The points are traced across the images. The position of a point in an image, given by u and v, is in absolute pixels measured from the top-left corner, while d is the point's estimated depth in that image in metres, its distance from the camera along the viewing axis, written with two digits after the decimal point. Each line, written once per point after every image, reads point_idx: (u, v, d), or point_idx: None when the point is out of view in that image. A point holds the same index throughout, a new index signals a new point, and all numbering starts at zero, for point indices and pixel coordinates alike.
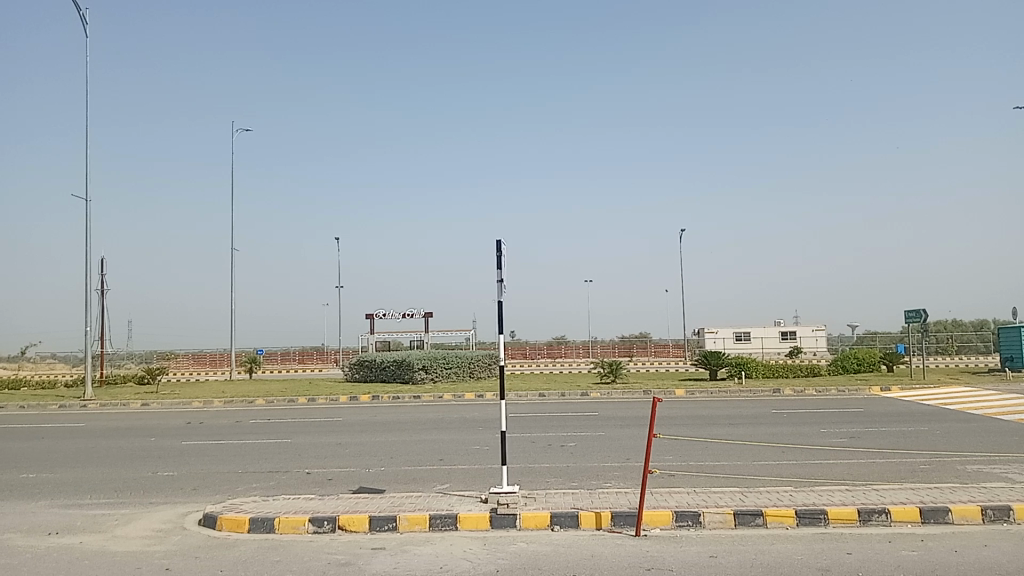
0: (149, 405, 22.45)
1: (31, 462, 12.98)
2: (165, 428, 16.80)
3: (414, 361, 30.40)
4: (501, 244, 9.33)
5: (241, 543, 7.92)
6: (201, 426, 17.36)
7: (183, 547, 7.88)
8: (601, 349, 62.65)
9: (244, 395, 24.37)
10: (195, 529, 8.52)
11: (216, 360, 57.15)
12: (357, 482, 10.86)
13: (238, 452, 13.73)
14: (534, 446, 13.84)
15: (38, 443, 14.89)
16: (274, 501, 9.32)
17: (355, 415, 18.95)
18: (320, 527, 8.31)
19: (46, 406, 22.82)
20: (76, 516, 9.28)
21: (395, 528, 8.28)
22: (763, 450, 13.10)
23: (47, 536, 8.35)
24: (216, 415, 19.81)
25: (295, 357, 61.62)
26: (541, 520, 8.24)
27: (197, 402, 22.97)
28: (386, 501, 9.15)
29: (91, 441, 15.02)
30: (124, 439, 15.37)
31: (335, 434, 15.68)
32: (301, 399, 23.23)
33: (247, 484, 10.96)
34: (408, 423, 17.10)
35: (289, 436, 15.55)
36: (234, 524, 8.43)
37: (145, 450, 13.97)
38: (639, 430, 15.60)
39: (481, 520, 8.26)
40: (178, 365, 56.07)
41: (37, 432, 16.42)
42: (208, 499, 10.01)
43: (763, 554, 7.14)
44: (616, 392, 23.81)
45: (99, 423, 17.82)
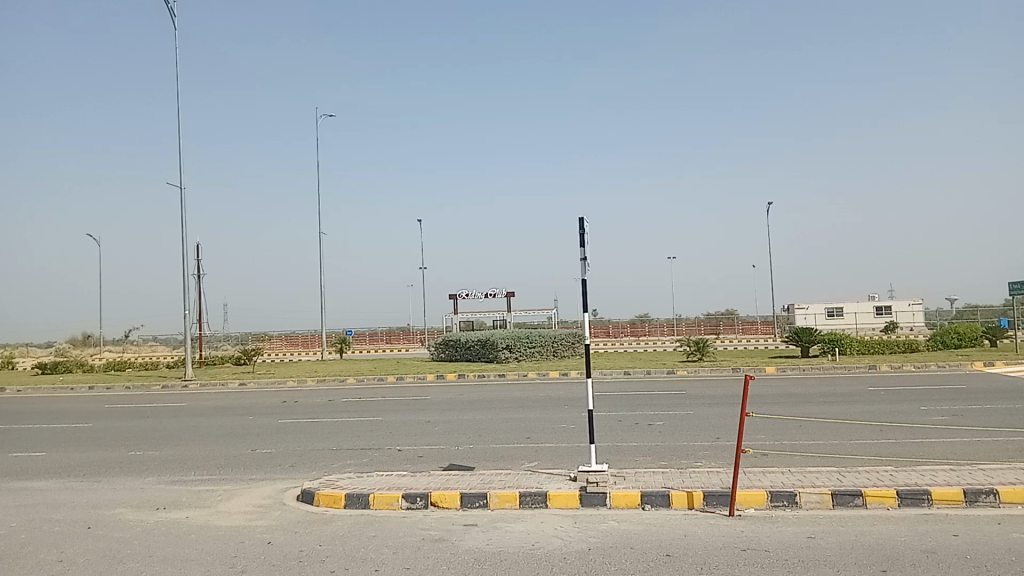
0: (246, 385, 23.23)
1: (139, 440, 13.65)
2: (261, 407, 17.39)
3: (498, 340, 30.58)
4: (582, 222, 9.27)
5: (338, 519, 8.14)
6: (295, 404, 17.89)
7: (283, 522, 8.14)
8: (687, 327, 61.83)
9: (334, 374, 25.04)
10: (294, 505, 8.79)
11: (308, 341, 58.86)
12: (446, 460, 11.01)
13: (330, 431, 14.08)
14: (621, 425, 13.76)
15: (145, 422, 15.63)
16: (368, 478, 9.53)
17: (442, 395, 19.17)
18: (413, 503, 8.47)
19: (150, 387, 23.91)
20: (182, 492, 9.69)
21: (485, 505, 8.38)
22: (859, 430, 12.71)
23: (156, 511, 8.76)
24: (308, 394, 20.37)
25: (383, 337, 62.95)
26: (631, 498, 8.20)
27: (291, 381, 23.66)
28: (477, 478, 9.25)
29: (193, 419, 15.68)
30: (224, 417, 15.98)
31: (423, 413, 15.91)
32: (390, 378, 23.70)
33: (342, 461, 11.26)
34: (495, 402, 17.23)
35: (379, 414, 15.87)
36: (330, 500, 8.66)
37: (243, 428, 14.48)
38: (727, 408, 15.36)
39: (571, 499, 8.27)
40: (272, 345, 58.09)
41: (145, 411, 17.26)
42: (304, 476, 10.33)
43: (862, 535, 6.94)
44: (704, 370, 23.47)
45: (201, 402, 18.56)
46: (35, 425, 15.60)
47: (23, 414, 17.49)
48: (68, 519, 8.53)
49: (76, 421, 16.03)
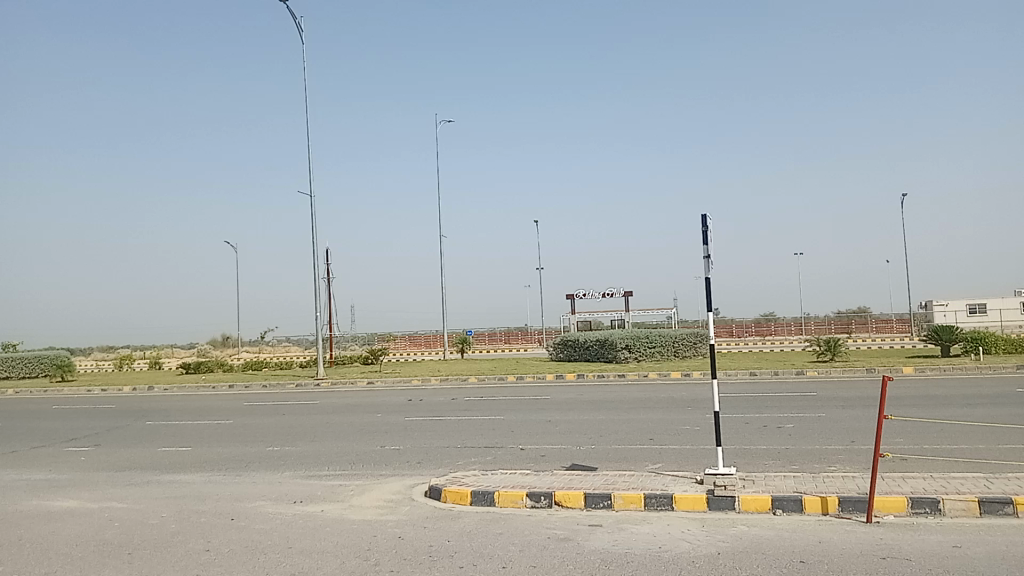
0: (373, 383, 24.02)
1: (276, 436, 14.33)
2: (388, 405, 17.91)
3: (617, 340, 30.42)
4: (705, 219, 9.10)
5: (465, 516, 8.30)
6: (420, 402, 18.37)
7: (413, 517, 8.37)
8: (815, 326, 59.54)
9: (457, 373, 25.53)
10: (423, 501, 9.02)
11: (430, 341, 60.23)
12: (569, 460, 11.03)
13: (454, 429, 14.36)
14: (748, 427, 13.42)
15: (282, 419, 16.40)
16: (493, 476, 9.68)
17: (563, 394, 19.20)
18: (538, 502, 8.54)
19: (285, 385, 25.10)
20: (318, 485, 10.12)
21: (610, 506, 8.35)
22: (1010, 434, 11.90)
23: (293, 504, 9.18)
24: (432, 393, 20.87)
25: (503, 338, 63.70)
26: (762, 503, 7.98)
27: (416, 380, 24.31)
28: (601, 479, 9.23)
29: (325, 417, 16.33)
30: (353, 415, 16.57)
31: (545, 413, 15.98)
32: (511, 378, 23.98)
33: (467, 459, 11.47)
34: (617, 402, 17.12)
35: (501, 413, 16.07)
36: (457, 497, 8.84)
37: (372, 426, 14.96)
38: (861, 410, 14.71)
39: (698, 502, 8.13)
40: (396, 345, 59.81)
41: (280, 409, 18.12)
42: (431, 472, 10.58)
43: (1015, 546, 6.49)
44: (835, 370, 22.53)
45: (331, 400, 19.29)
46: (183, 421, 16.63)
47: (172, 411, 18.69)
48: (214, 510, 9.06)
49: (219, 417, 17.00)
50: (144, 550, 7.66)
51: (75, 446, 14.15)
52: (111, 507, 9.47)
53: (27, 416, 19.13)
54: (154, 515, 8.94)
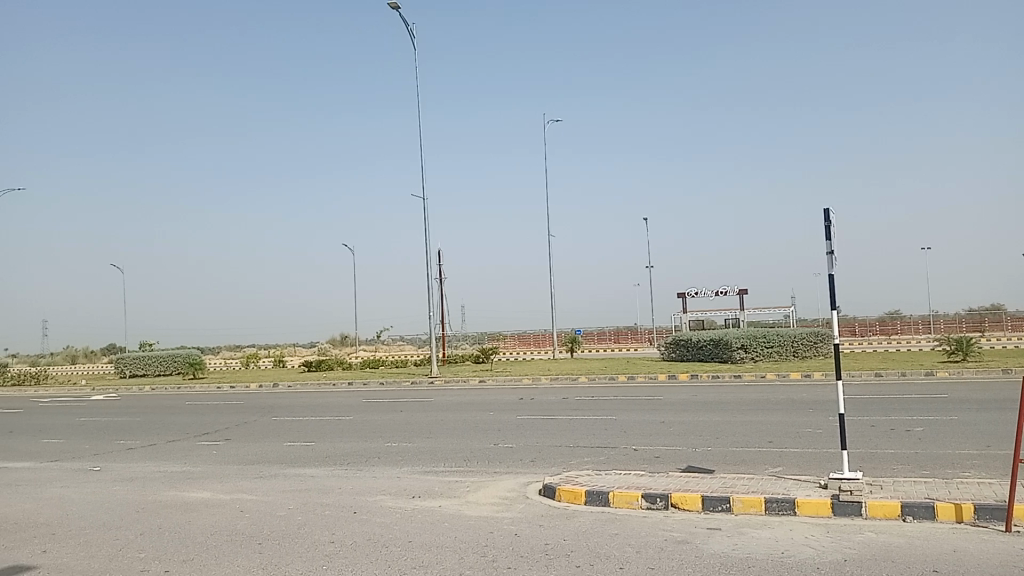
0: (485, 382, 24.33)
1: (393, 432, 14.71)
2: (500, 404, 18.10)
3: (732, 340, 29.78)
4: (828, 213, 8.78)
5: (580, 515, 8.30)
6: (531, 401, 18.46)
7: (528, 515, 8.43)
8: (944, 325, 56.45)
9: (568, 372, 25.55)
10: (537, 499, 9.06)
11: (539, 340, 60.49)
12: (684, 461, 10.86)
13: (567, 428, 14.36)
14: (874, 430, 12.86)
15: (399, 415, 16.83)
16: (607, 476, 9.63)
17: (677, 395, 18.91)
18: (653, 504, 8.45)
19: (400, 383, 25.74)
20: (435, 481, 10.33)
21: (728, 509, 8.17)
22: None
23: (412, 499, 9.41)
24: (543, 391, 20.95)
25: (612, 337, 63.30)
26: (890, 509, 7.64)
27: (527, 379, 24.46)
28: (718, 481, 9.05)
29: (439, 414, 16.65)
30: (467, 412, 16.83)
31: (658, 414, 15.78)
32: (622, 377, 23.81)
33: (580, 458, 11.45)
34: (732, 403, 16.74)
35: (614, 413, 15.98)
36: (572, 496, 8.85)
37: (485, 424, 15.16)
38: (999, 414, 13.85)
39: (822, 507, 7.86)
40: (506, 344, 60.38)
41: (396, 406, 18.58)
42: (545, 470, 10.63)
43: None
44: (968, 371, 21.28)
45: (445, 398, 19.65)
46: (306, 417, 17.31)
47: (296, 407, 19.47)
48: (336, 504, 9.38)
49: (339, 414, 17.59)
50: (274, 541, 8.01)
51: (208, 440, 14.95)
52: (242, 499, 9.95)
53: (163, 411, 20.33)
54: (281, 507, 9.34)
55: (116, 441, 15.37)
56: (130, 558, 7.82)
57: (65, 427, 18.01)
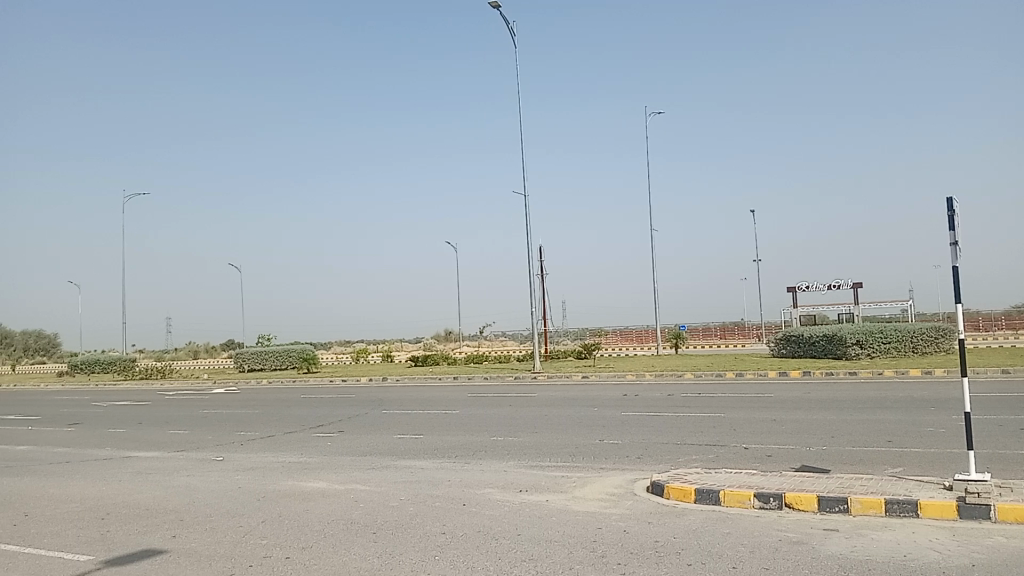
0: (589, 377, 24.31)
1: (499, 427, 14.88)
2: (606, 399, 18.04)
3: (846, 336, 28.81)
4: (951, 202, 8.36)
5: (690, 513, 8.19)
6: (636, 398, 18.32)
7: (637, 512, 8.38)
8: None
9: (674, 368, 25.22)
10: (646, 496, 8.99)
11: (643, 336, 59.91)
12: (798, 460, 10.55)
13: (674, 425, 14.19)
14: (1003, 430, 12.18)
15: (505, 410, 17.01)
16: (718, 474, 9.47)
17: (788, 392, 18.40)
18: (767, 503, 8.25)
19: (504, 378, 25.98)
20: (542, 476, 10.39)
21: (846, 510, 7.90)
22: None
23: (520, 493, 9.50)
24: (648, 388, 20.76)
25: (718, 333, 62.10)
26: (1021, 513, 7.23)
27: (631, 375, 24.28)
28: (835, 482, 8.77)
29: (545, 409, 16.74)
30: (572, 408, 16.84)
31: (769, 411, 15.41)
32: (730, 374, 23.34)
33: (689, 456, 11.30)
34: (847, 401, 16.16)
35: (722, 410, 15.69)
36: (681, 494, 8.74)
37: (591, 419, 15.15)
38: None
39: (947, 509, 7.50)
40: (608, 340, 60.14)
41: (502, 400, 18.79)
42: (653, 467, 10.54)
43: None
44: None
45: (550, 393, 19.73)
46: (415, 411, 17.70)
47: (404, 401, 19.95)
48: (446, 495, 9.56)
49: (446, 407, 17.93)
50: (387, 530, 8.24)
51: (322, 432, 15.49)
52: (356, 489, 10.27)
53: (280, 404, 21.18)
54: (393, 498, 9.59)
55: (238, 432, 16.12)
56: (253, 544, 8.19)
57: (191, 418, 19.00)
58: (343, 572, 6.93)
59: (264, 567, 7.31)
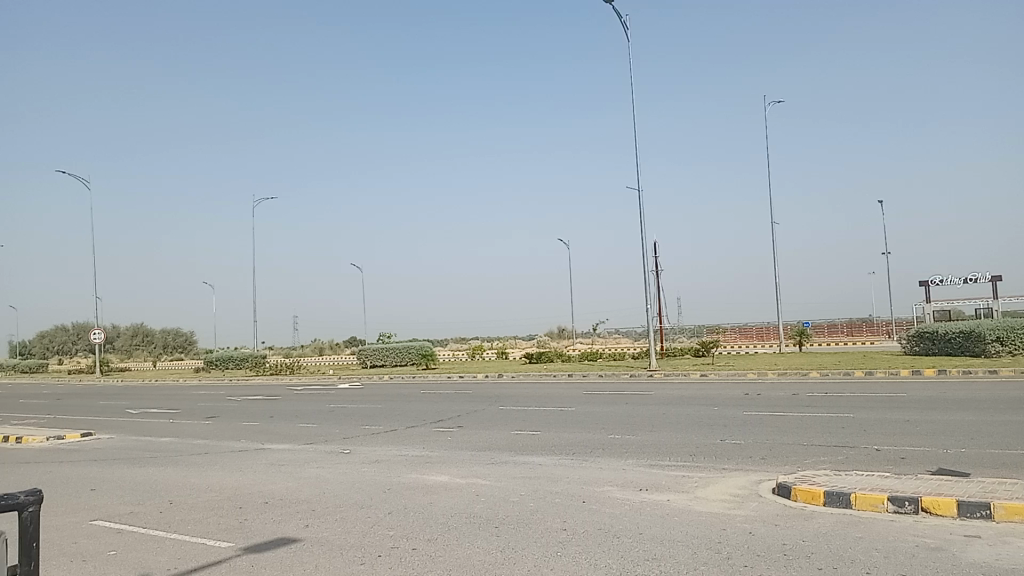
0: (708, 375, 23.87)
1: (616, 424, 14.82)
2: (726, 398, 17.68)
3: (985, 332, 27.23)
4: None
5: (819, 516, 7.94)
6: (759, 396, 17.88)
7: (762, 514, 8.19)
8: None
9: (797, 366, 24.47)
10: (772, 498, 8.77)
11: (764, 333, 58.29)
12: (936, 464, 10.04)
13: (798, 425, 13.77)
14: None
15: (623, 408, 16.92)
16: (848, 476, 9.12)
17: (922, 392, 17.54)
18: (901, 507, 7.90)
19: (621, 375, 25.82)
20: (662, 475, 10.29)
21: (988, 516, 7.47)
22: None
23: (640, 492, 9.44)
24: (771, 386, 20.21)
25: (844, 329, 59.69)
26: None
27: (752, 373, 23.70)
28: (977, 486, 8.30)
29: (664, 408, 16.55)
30: (692, 406, 16.59)
31: (901, 411, 14.72)
32: (857, 372, 22.43)
33: (816, 457, 10.94)
34: (989, 401, 15.25)
35: (851, 410, 15.10)
36: (809, 496, 8.47)
37: (712, 418, 14.87)
38: None
39: None
40: (727, 337, 58.82)
41: (620, 398, 18.70)
42: (778, 469, 10.26)
43: None
44: None
45: (668, 392, 19.49)
46: (532, 408, 17.85)
47: (522, 398, 20.13)
48: (566, 492, 9.61)
49: (563, 404, 17.98)
50: (509, 525, 8.35)
51: (442, 427, 15.82)
52: (477, 484, 10.45)
53: (401, 399, 21.79)
54: (514, 493, 9.71)
55: (362, 426, 16.67)
56: (381, 535, 8.47)
57: (318, 412, 19.76)
58: (467, 565, 7.07)
59: (392, 558, 7.54)
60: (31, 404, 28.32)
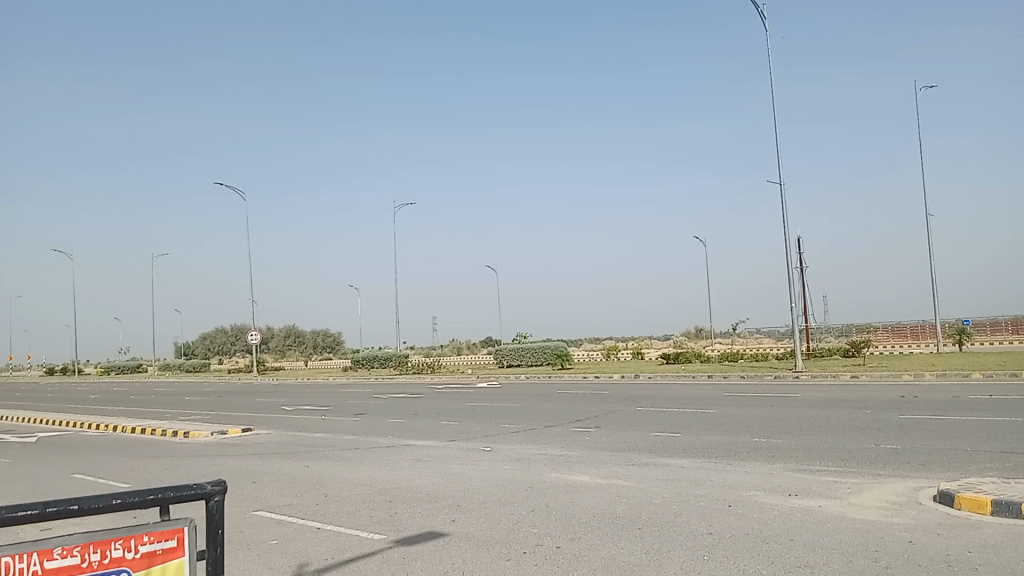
0: (858, 377, 22.79)
1: (761, 427, 14.40)
2: (878, 401, 16.82)
3: None
4: None
5: (987, 526, 7.44)
6: (915, 399, 16.91)
7: (923, 522, 7.76)
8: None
9: (958, 367, 22.96)
10: (933, 506, 8.29)
11: (918, 332, 55.06)
12: None
13: (961, 430, 12.93)
14: None
15: (767, 410, 16.41)
16: (1019, 485, 8.50)
17: None
18: None
19: (764, 377, 25.05)
20: (812, 480, 9.93)
21: None
22: None
23: (789, 497, 9.15)
24: (928, 389, 19.08)
25: (1010, 328, 55.50)
26: None
27: (907, 375, 22.43)
28: None
29: (811, 410, 15.93)
30: (841, 409, 15.89)
31: None
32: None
33: (981, 464, 10.25)
34: None
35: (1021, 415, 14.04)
36: (975, 505, 7.96)
37: (863, 422, 14.19)
38: None
39: None
40: (877, 337, 55.92)
41: (763, 400, 18.14)
42: (938, 476, 9.69)
43: None
44: None
45: (815, 394, 18.74)
46: (672, 409, 17.61)
47: (660, 399, 19.87)
48: (710, 495, 9.43)
49: (703, 406, 17.64)
50: (653, 527, 8.28)
51: (581, 427, 15.86)
52: (618, 484, 10.42)
53: (539, 399, 22.00)
54: (657, 495, 9.63)
55: (502, 425, 16.94)
56: (525, 532, 8.59)
57: (459, 411, 20.23)
58: (611, 565, 7.07)
59: (537, 555, 7.65)
60: (197, 401, 30.47)
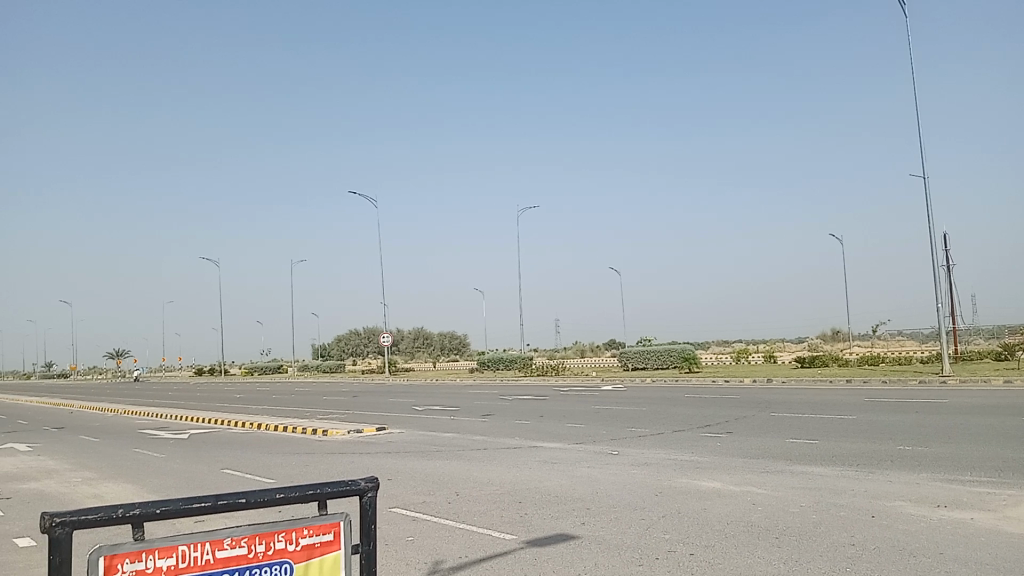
0: (1013, 382, 21.27)
1: (906, 435, 13.69)
2: None
3: None
4: None
5: None
6: None
7: None
8: None
9: None
10: None
11: None
12: None
13: None
14: None
15: (913, 417, 15.58)
16: None
17: None
18: None
19: (908, 381, 23.78)
20: (963, 491, 9.39)
21: None
22: None
23: (938, 508, 8.68)
24: None
25: None
26: None
27: None
28: None
29: (961, 418, 14.99)
30: (995, 417, 14.90)
31: None
32: None
33: None
34: None
35: None
36: None
37: (1020, 431, 13.25)
38: None
39: None
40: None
41: (907, 406, 17.25)
42: None
43: None
44: None
45: (966, 400, 17.63)
46: (808, 414, 16.99)
47: (795, 404, 19.22)
48: (853, 505, 9.06)
49: (843, 412, 16.92)
50: (791, 536, 8.06)
51: (712, 432, 15.55)
52: (753, 491, 10.18)
53: (667, 402, 21.72)
54: (794, 503, 9.35)
55: (630, 428, 16.83)
56: (657, 538, 8.54)
57: (586, 413, 20.21)
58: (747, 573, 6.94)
59: (670, 561, 7.60)
60: (335, 400, 31.76)
